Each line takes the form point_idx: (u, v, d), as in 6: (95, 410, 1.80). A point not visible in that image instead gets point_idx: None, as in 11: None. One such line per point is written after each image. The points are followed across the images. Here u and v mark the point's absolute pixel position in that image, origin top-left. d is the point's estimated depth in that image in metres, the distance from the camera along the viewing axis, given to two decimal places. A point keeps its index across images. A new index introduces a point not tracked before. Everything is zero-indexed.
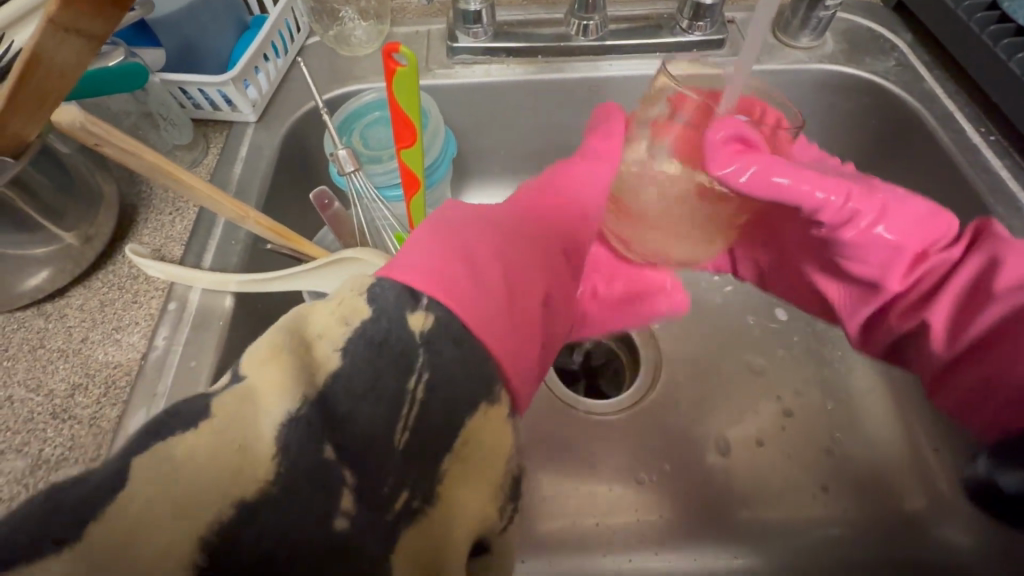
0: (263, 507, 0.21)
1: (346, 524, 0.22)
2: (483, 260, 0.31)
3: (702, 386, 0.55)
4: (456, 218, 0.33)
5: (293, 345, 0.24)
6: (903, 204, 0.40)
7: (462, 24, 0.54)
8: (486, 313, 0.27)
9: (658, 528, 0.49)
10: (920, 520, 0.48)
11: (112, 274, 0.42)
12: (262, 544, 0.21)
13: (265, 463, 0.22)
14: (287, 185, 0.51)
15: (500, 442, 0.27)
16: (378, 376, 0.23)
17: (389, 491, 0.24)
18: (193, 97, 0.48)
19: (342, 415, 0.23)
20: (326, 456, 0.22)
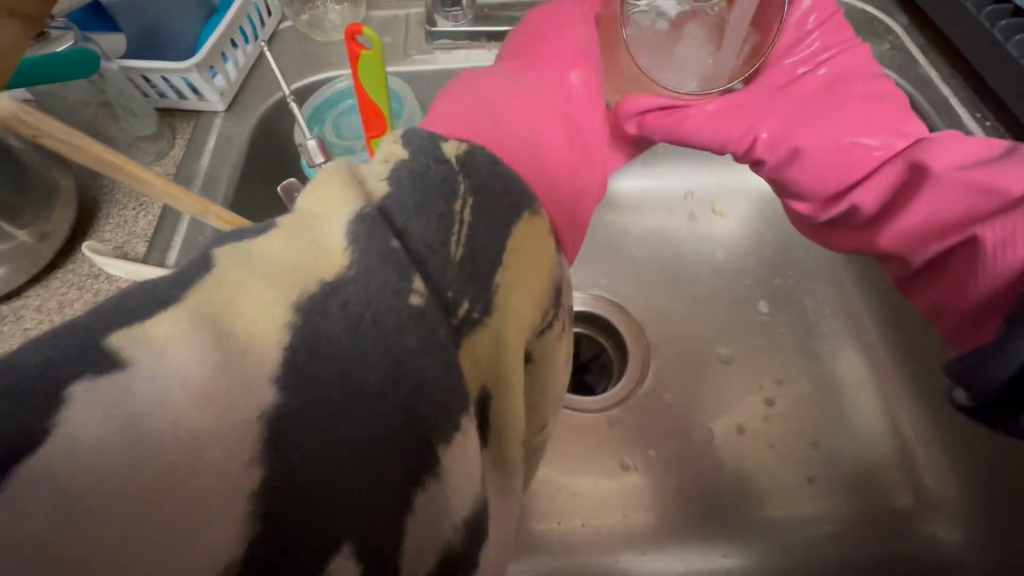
0: (339, 299, 0.20)
1: (423, 303, 0.21)
2: (510, 106, 0.36)
3: (691, 380, 0.54)
4: (478, 80, 0.38)
5: (337, 175, 0.23)
6: (819, 136, 0.42)
7: (441, 8, 0.52)
8: (523, 164, 0.33)
9: (646, 526, 0.48)
10: (912, 513, 0.48)
11: (71, 272, 0.40)
12: (342, 356, 0.19)
13: (340, 255, 0.21)
14: (259, 178, 0.49)
15: (546, 245, 0.27)
16: (428, 194, 0.23)
17: (453, 297, 0.23)
18: (157, 85, 0.46)
19: (403, 228, 0.22)
20: (396, 247, 0.21)
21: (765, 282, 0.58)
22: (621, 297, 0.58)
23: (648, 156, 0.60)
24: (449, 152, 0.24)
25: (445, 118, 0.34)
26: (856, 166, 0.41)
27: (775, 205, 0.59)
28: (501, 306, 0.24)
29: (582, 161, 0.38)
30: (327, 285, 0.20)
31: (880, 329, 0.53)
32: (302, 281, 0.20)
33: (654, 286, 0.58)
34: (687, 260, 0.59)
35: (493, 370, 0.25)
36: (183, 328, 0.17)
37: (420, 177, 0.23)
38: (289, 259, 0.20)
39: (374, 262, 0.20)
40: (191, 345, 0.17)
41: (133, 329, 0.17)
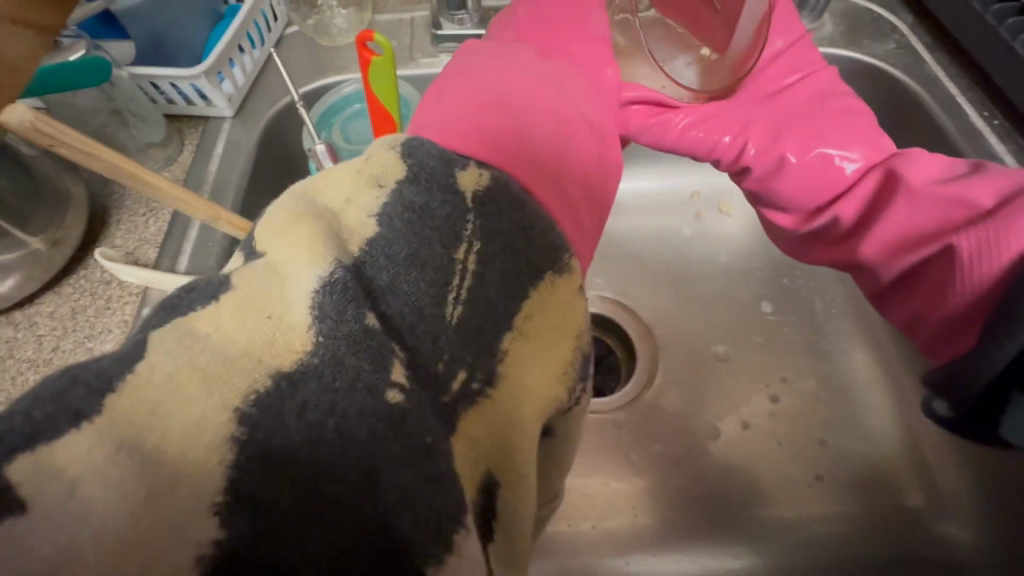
0: (305, 379, 0.21)
1: (400, 400, 0.22)
2: (520, 106, 0.35)
3: (700, 381, 0.54)
4: (485, 75, 0.37)
5: (315, 220, 0.24)
6: (803, 144, 0.40)
7: (446, 11, 0.52)
8: (520, 163, 0.32)
9: (658, 527, 0.48)
10: (923, 513, 0.47)
11: (83, 279, 0.40)
12: (304, 423, 0.20)
13: (299, 334, 0.21)
14: (267, 183, 0.49)
15: (574, 309, 0.27)
16: (419, 248, 0.24)
17: (444, 367, 0.24)
18: (165, 92, 0.46)
19: (377, 293, 0.23)
20: (371, 324, 0.22)
21: (772, 282, 0.58)
22: (628, 299, 0.58)
23: (653, 155, 0.60)
24: (465, 180, 0.26)
25: (441, 124, 0.34)
26: (837, 177, 0.39)
27: None
28: (512, 384, 0.25)
29: (597, 162, 0.36)
30: (284, 375, 0.21)
31: (888, 328, 0.53)
32: (255, 374, 0.20)
33: (661, 287, 0.58)
34: (693, 260, 0.59)
35: (498, 453, 0.25)
36: (97, 453, 0.17)
37: (411, 223, 0.25)
38: (247, 336, 0.21)
39: (340, 342, 0.22)
40: (106, 476, 0.17)
41: (44, 455, 0.17)
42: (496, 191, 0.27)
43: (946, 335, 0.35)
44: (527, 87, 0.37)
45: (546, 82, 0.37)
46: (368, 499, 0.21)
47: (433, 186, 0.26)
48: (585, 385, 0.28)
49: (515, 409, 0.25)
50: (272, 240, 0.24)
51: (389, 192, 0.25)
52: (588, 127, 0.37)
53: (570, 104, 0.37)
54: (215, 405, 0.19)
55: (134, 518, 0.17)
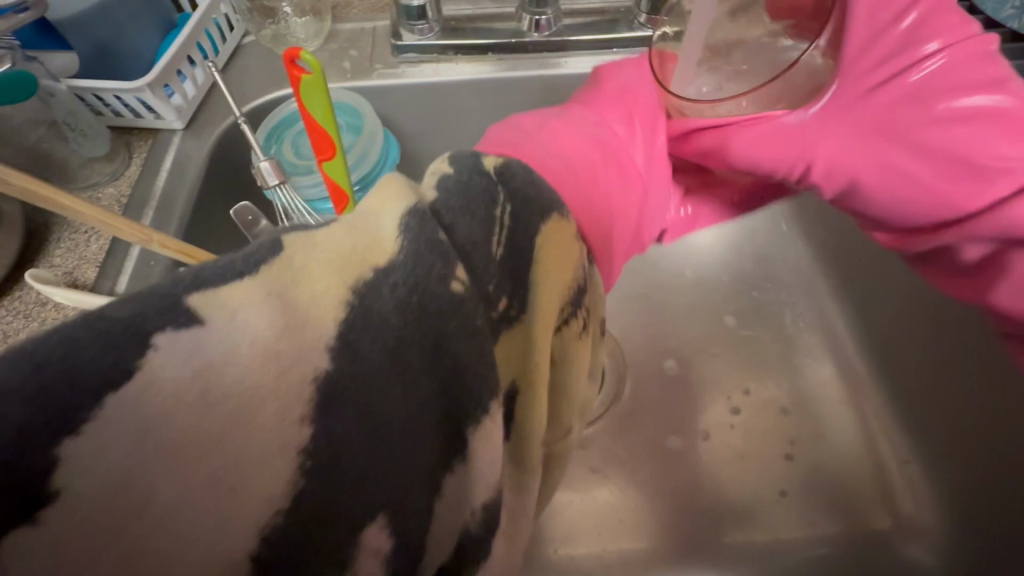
0: (382, 281, 0.20)
1: (463, 291, 0.21)
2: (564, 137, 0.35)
3: (667, 399, 0.52)
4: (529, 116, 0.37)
5: (394, 186, 0.23)
6: (890, 182, 0.37)
7: (406, 20, 0.51)
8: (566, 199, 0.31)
9: (621, 551, 0.47)
10: (892, 535, 0.46)
11: (17, 301, 0.38)
12: (386, 335, 0.19)
13: (387, 242, 0.21)
14: (219, 198, 0.47)
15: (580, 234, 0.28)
16: (470, 201, 0.23)
17: (494, 291, 0.23)
18: (111, 104, 0.44)
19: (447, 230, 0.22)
20: (442, 239, 0.21)
21: (742, 295, 0.57)
22: None
23: None
24: (491, 164, 0.25)
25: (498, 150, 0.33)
26: (949, 204, 0.36)
27: (752, 217, 0.59)
28: (540, 310, 0.24)
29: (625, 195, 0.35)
30: (379, 269, 0.20)
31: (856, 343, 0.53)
32: (359, 267, 0.20)
33: (631, 301, 0.57)
34: (663, 274, 0.58)
35: (521, 366, 0.25)
36: (256, 298, 0.19)
37: (463, 184, 0.24)
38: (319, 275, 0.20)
39: (421, 250, 0.21)
40: (258, 312, 0.18)
41: (208, 296, 0.18)
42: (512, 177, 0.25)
43: None
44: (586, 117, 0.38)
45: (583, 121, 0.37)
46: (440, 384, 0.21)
47: (464, 171, 0.24)
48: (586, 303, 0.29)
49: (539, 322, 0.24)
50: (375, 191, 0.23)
51: (443, 179, 0.24)
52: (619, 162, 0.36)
53: (596, 140, 0.36)
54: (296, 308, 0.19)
55: (277, 348, 0.18)
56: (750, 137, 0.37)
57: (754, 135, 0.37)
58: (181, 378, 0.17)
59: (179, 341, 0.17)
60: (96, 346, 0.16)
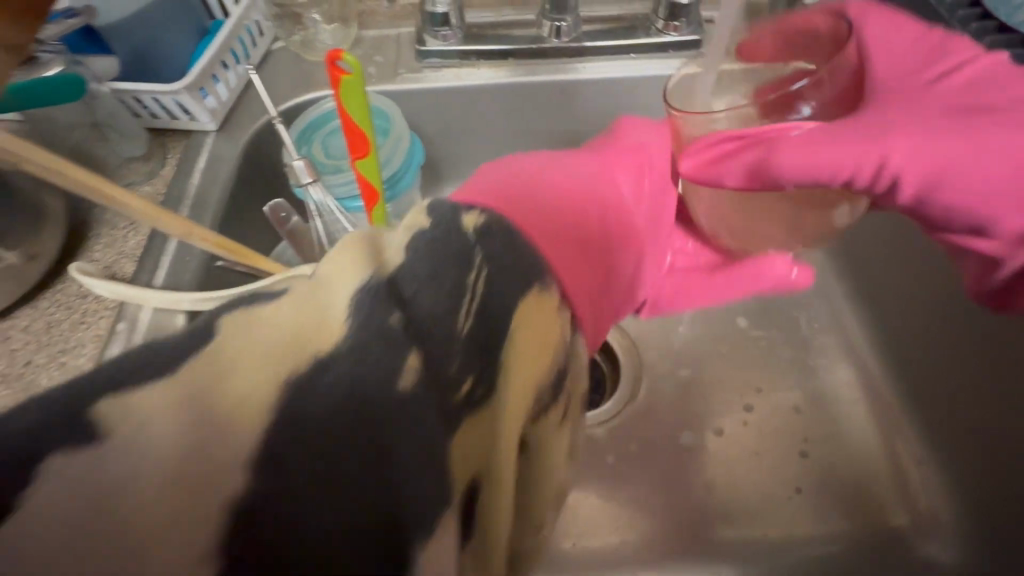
0: (328, 365, 0.21)
1: (413, 379, 0.22)
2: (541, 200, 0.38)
3: (682, 398, 0.53)
4: (517, 168, 0.41)
5: (359, 250, 0.25)
6: (970, 180, 0.36)
7: (430, 27, 0.53)
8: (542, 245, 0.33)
9: (637, 546, 0.47)
10: (908, 533, 0.47)
11: (59, 293, 0.40)
12: (325, 418, 0.20)
13: (334, 324, 0.22)
14: (249, 197, 0.49)
15: (553, 324, 0.28)
16: (440, 270, 0.25)
17: (456, 371, 0.24)
18: (148, 106, 0.46)
19: (407, 301, 0.24)
20: (395, 321, 0.23)
21: (756, 297, 0.57)
22: None
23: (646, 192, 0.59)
24: (468, 226, 0.27)
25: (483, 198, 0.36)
26: None
27: None
28: (507, 395, 0.25)
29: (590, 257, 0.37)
30: (321, 353, 0.21)
31: (871, 343, 0.53)
32: (300, 352, 0.21)
33: None
34: None
35: (484, 458, 0.25)
36: (174, 401, 0.19)
37: (430, 245, 0.26)
38: (251, 367, 0.21)
39: (368, 331, 0.22)
40: (170, 417, 0.19)
41: (124, 398, 0.19)
42: (492, 245, 0.27)
43: None
44: (559, 168, 0.42)
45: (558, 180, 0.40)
46: (378, 484, 0.20)
47: (437, 236, 0.26)
48: (559, 393, 0.29)
49: (501, 412, 0.25)
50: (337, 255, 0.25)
51: (411, 236, 0.26)
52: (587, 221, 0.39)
53: (566, 198, 0.39)
54: (225, 401, 0.20)
55: (190, 449, 0.19)
56: (802, 144, 0.36)
57: (799, 132, 0.37)
58: (80, 491, 0.18)
59: (78, 460, 0.18)
60: (33, 441, 0.18)
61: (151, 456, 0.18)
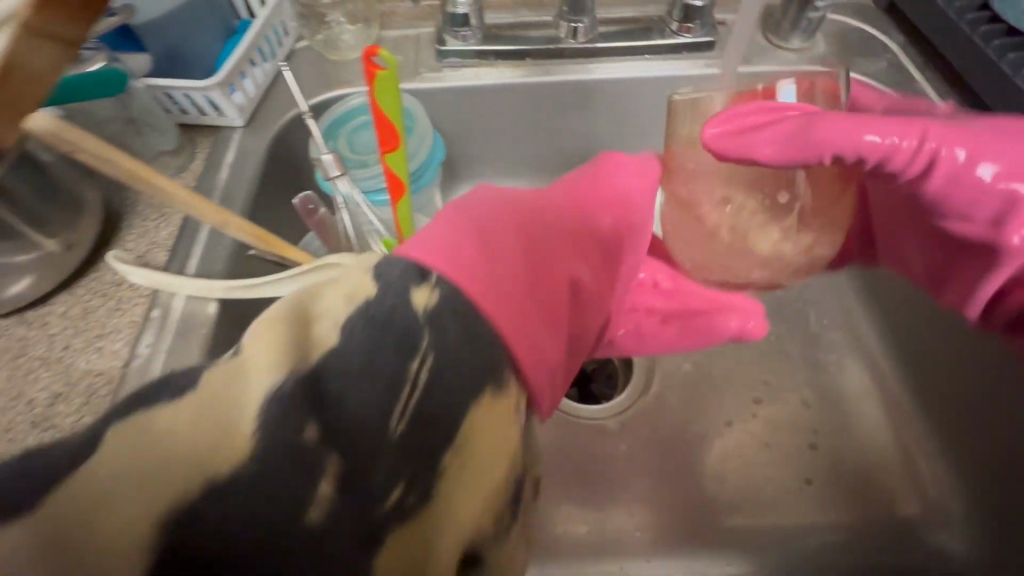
0: (231, 490, 0.21)
1: (329, 491, 0.23)
2: (507, 251, 0.32)
3: (694, 391, 0.54)
4: (485, 204, 0.35)
5: (282, 331, 0.25)
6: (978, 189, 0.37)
7: (451, 27, 0.54)
8: (505, 306, 0.29)
9: (650, 533, 0.48)
10: (916, 523, 0.48)
11: (95, 281, 0.42)
12: (214, 535, 0.21)
13: (240, 435, 0.22)
14: (274, 190, 0.50)
15: (510, 435, 0.27)
16: (372, 361, 0.25)
17: (382, 482, 0.24)
18: (179, 102, 0.48)
19: (338, 396, 0.24)
20: (307, 438, 0.23)
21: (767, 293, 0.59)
22: None
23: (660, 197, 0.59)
24: (421, 305, 0.26)
25: (438, 246, 0.29)
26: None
27: None
28: (444, 508, 0.25)
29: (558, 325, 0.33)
30: (221, 473, 0.21)
31: (880, 339, 0.54)
32: (202, 469, 0.21)
33: None
34: None
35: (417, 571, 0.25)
36: (42, 535, 0.19)
37: (367, 324, 0.25)
38: (138, 486, 0.21)
39: (276, 450, 0.22)
40: (32, 551, 0.19)
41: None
42: (447, 333, 0.26)
43: None
44: (535, 208, 0.38)
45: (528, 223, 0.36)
46: None
47: (376, 319, 0.26)
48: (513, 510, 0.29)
49: (434, 524, 0.25)
50: (257, 334, 0.25)
51: (343, 320, 0.26)
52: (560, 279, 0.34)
53: (536, 250, 0.34)
54: (109, 521, 0.20)
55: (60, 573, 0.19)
56: (829, 123, 0.37)
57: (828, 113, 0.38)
58: None
59: None
60: None
61: (52, 545, 0.19)
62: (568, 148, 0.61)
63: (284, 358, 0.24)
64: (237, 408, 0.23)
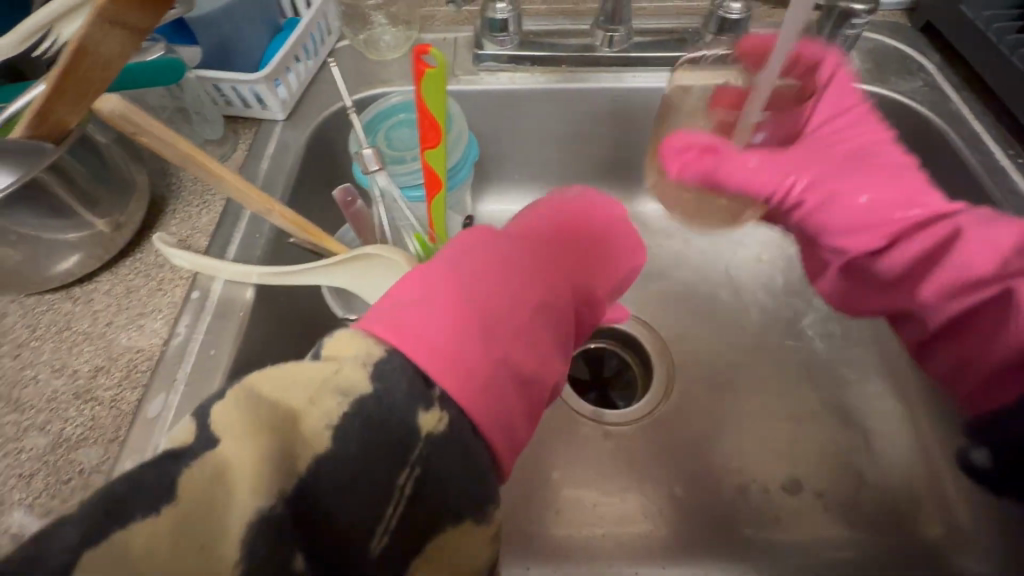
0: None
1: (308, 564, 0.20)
2: (474, 298, 0.27)
3: (717, 403, 0.54)
4: (452, 250, 0.31)
5: (259, 402, 0.21)
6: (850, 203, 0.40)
7: (489, 32, 0.55)
8: (457, 381, 0.24)
9: (665, 543, 0.48)
10: (940, 546, 0.47)
11: (139, 262, 0.43)
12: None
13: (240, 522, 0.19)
14: (311, 182, 0.52)
15: (480, 538, 0.25)
16: (368, 469, 0.21)
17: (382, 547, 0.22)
18: (226, 95, 0.49)
19: (325, 510, 0.21)
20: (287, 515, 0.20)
21: (789, 308, 0.59)
22: (649, 317, 0.59)
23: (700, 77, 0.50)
24: (425, 431, 0.23)
25: (392, 315, 0.26)
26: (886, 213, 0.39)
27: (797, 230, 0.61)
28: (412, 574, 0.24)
29: (544, 363, 0.29)
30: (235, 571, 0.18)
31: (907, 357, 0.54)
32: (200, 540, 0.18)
33: (679, 307, 0.60)
34: (711, 284, 0.61)
35: None
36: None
37: (371, 426, 0.22)
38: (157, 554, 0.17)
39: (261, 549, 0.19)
40: None
41: None
42: (442, 448, 0.23)
43: (993, 390, 0.38)
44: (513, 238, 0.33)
45: (504, 258, 0.31)
46: None
47: (372, 421, 0.22)
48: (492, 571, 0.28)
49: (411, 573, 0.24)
50: (232, 403, 0.21)
51: (351, 404, 0.22)
52: (544, 315, 0.30)
53: (510, 293, 0.29)
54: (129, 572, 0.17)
55: None
56: (742, 161, 0.43)
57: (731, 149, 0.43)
58: None
59: None
60: None
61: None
62: (597, 154, 0.62)
63: (268, 465, 0.20)
64: (218, 522, 0.18)
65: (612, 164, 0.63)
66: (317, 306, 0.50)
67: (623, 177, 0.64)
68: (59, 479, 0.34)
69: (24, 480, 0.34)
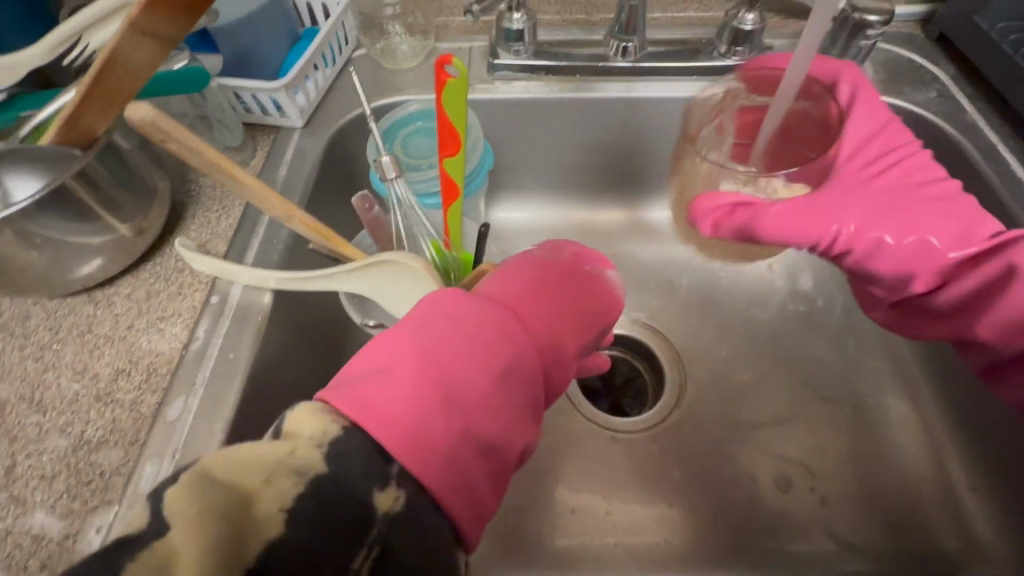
0: None
1: None
2: (437, 370, 0.27)
3: (730, 412, 0.54)
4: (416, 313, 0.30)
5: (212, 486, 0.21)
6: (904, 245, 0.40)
7: (504, 41, 0.56)
8: (416, 457, 0.25)
9: (678, 552, 0.48)
10: (957, 560, 0.46)
11: (159, 266, 0.44)
12: None
13: None
14: (328, 188, 0.52)
15: None
16: (326, 547, 0.22)
17: None
18: (246, 102, 0.50)
19: None
20: None
21: (801, 318, 0.59)
22: (661, 325, 0.59)
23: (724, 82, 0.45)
24: (382, 510, 0.23)
25: (354, 392, 0.26)
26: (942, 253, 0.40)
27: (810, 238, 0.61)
28: None
29: (512, 429, 0.29)
30: None
31: (922, 368, 0.54)
32: None
33: (691, 315, 0.60)
34: (723, 293, 0.61)
35: None
36: None
37: (327, 506, 0.22)
38: None
39: None
40: None
41: None
42: (399, 529, 0.23)
43: None
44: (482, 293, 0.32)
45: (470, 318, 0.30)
46: None
47: (328, 501, 0.22)
48: None
49: None
50: (188, 487, 0.21)
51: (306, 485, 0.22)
52: (512, 379, 0.29)
53: (474, 359, 0.28)
54: None
55: None
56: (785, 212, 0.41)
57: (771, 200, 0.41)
58: None
59: None
60: None
61: None
62: (610, 162, 0.62)
63: (216, 554, 0.20)
64: None
65: (625, 172, 0.63)
66: (332, 311, 0.50)
67: (636, 185, 0.64)
68: (80, 481, 0.35)
69: (45, 481, 0.35)
